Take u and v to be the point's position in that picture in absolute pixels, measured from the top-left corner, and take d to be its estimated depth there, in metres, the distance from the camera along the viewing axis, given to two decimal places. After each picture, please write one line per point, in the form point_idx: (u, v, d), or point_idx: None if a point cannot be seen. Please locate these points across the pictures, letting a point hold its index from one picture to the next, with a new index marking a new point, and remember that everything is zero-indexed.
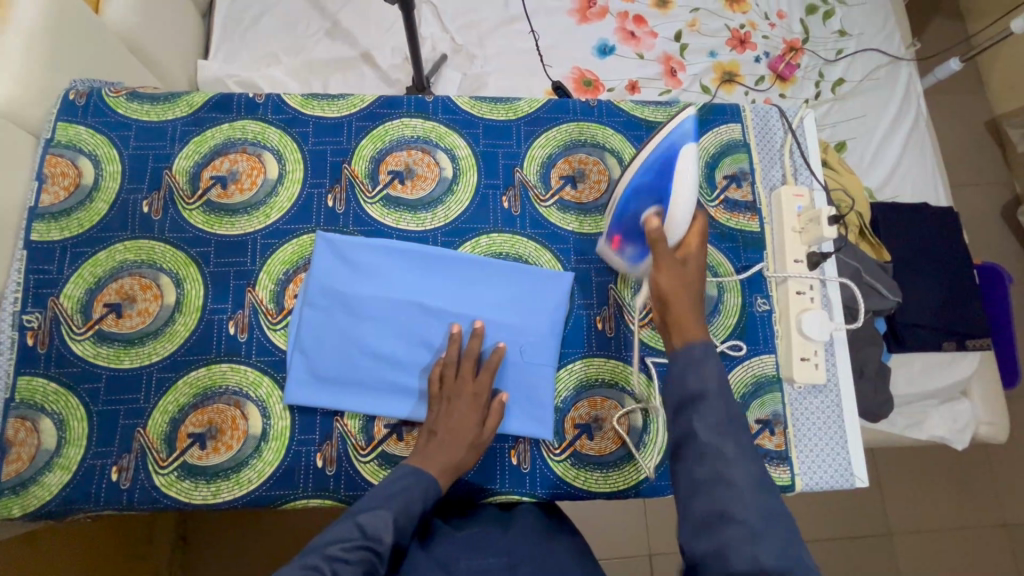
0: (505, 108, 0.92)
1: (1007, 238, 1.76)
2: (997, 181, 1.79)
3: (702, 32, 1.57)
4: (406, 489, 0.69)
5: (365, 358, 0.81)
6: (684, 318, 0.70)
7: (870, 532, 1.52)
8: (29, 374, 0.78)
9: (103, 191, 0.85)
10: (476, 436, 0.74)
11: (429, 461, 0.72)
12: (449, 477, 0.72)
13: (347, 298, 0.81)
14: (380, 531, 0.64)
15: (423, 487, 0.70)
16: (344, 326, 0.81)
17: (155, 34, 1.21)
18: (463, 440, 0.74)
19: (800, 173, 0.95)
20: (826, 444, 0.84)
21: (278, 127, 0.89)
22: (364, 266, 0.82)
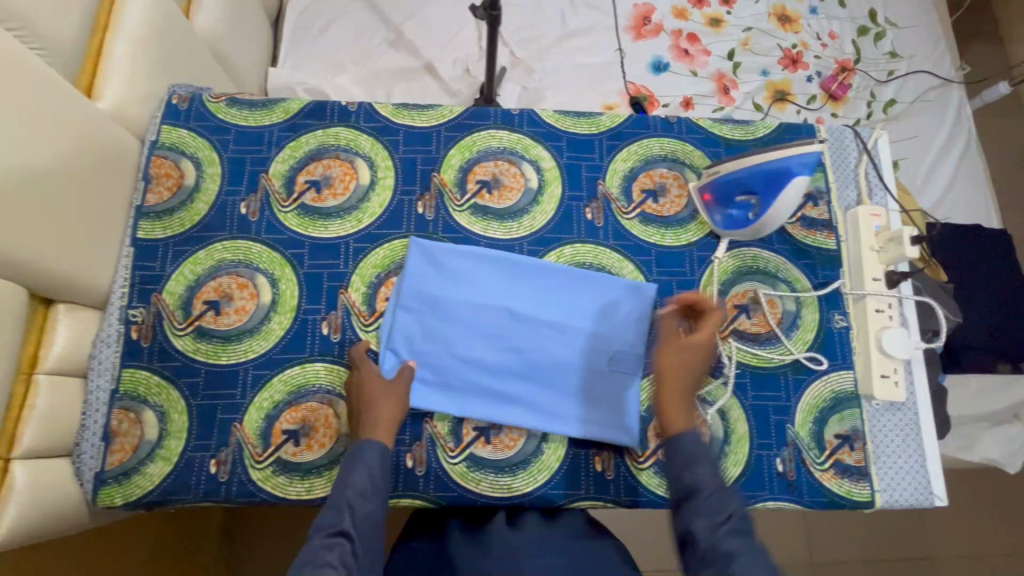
0: (588, 123, 0.95)
1: None
2: None
3: (755, 50, 1.60)
4: (351, 483, 0.68)
5: (452, 362, 0.83)
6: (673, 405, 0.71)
7: (907, 556, 1.50)
8: (133, 367, 0.81)
9: (203, 192, 0.88)
10: (385, 386, 0.77)
11: (364, 432, 0.73)
12: (389, 431, 0.74)
13: (438, 304, 0.84)
14: (338, 523, 0.65)
15: (365, 463, 0.70)
16: (433, 330, 0.83)
17: (234, 41, 1.25)
18: (375, 398, 0.76)
19: (875, 193, 0.96)
20: (906, 462, 0.85)
21: (370, 135, 0.92)
22: (457, 273, 0.85)
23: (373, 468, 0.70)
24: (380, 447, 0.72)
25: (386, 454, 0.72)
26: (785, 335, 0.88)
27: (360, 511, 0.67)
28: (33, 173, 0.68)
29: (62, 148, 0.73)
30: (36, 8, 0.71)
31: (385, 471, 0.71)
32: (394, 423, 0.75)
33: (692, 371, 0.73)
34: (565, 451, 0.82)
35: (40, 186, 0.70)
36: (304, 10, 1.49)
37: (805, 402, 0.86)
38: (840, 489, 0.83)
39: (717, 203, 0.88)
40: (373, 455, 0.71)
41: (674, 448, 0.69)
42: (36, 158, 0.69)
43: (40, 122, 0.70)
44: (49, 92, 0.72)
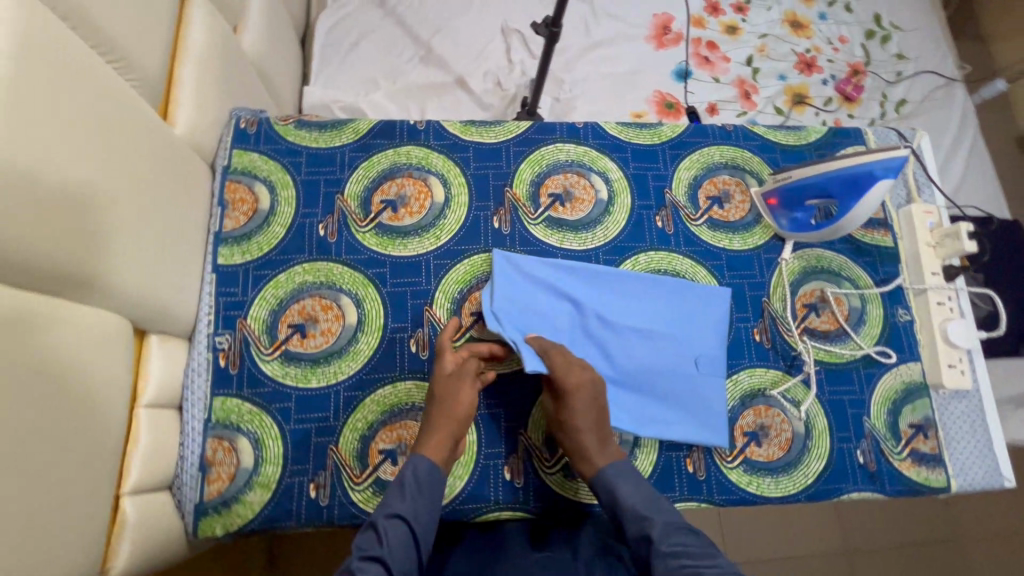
0: (650, 133, 0.98)
1: None
2: None
3: (771, 56, 1.65)
4: (390, 509, 0.67)
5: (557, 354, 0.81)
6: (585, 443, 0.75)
7: (931, 539, 1.50)
8: (224, 395, 0.80)
9: (279, 215, 0.88)
10: (456, 388, 0.76)
11: (420, 442, 0.74)
12: (444, 446, 0.73)
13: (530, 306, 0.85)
14: (375, 548, 0.64)
15: (414, 471, 0.71)
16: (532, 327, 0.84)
17: (275, 62, 1.24)
18: (446, 402, 0.75)
19: (923, 190, 1.00)
20: (975, 448, 0.89)
21: (440, 152, 0.93)
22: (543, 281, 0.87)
23: (422, 484, 0.70)
24: (426, 460, 0.72)
25: (433, 472, 0.71)
26: (854, 330, 0.92)
27: (399, 539, 0.65)
28: (130, 204, 0.68)
29: (150, 177, 0.72)
30: (130, 38, 0.70)
31: (430, 494, 0.70)
32: (458, 431, 0.74)
33: (594, 407, 0.76)
34: (657, 454, 0.84)
35: (117, 214, 0.65)
36: (332, 28, 1.49)
37: (878, 394, 0.89)
38: (918, 477, 0.86)
39: (786, 205, 0.91)
40: (420, 469, 0.71)
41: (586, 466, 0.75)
42: (133, 189, 0.68)
43: (134, 153, 0.69)
44: (141, 122, 0.71)
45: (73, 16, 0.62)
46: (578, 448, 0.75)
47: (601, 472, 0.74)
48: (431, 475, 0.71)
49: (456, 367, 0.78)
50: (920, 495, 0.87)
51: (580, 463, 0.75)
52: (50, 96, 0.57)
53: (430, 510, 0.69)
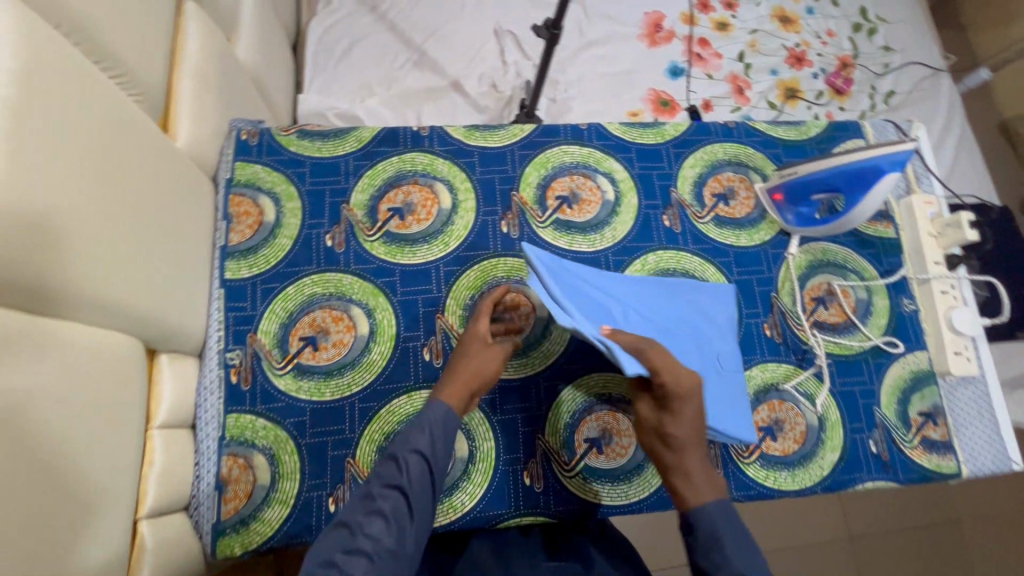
0: (654, 133, 0.98)
1: None
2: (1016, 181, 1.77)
3: (762, 51, 1.67)
4: (409, 441, 0.66)
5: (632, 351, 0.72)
6: (689, 467, 0.65)
7: (925, 523, 1.52)
8: (237, 412, 0.79)
9: (285, 227, 0.87)
10: (480, 349, 0.75)
11: (438, 390, 0.72)
12: (462, 393, 0.71)
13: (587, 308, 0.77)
14: (394, 478, 0.63)
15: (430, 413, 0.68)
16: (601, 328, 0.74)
17: (269, 70, 1.23)
18: (469, 357, 0.74)
19: (922, 181, 1.02)
20: (984, 433, 0.90)
21: (445, 158, 0.93)
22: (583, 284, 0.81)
23: (441, 425, 0.68)
24: (445, 405, 0.69)
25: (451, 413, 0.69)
26: (861, 322, 0.93)
27: (417, 470, 0.64)
28: (136, 222, 0.66)
29: (154, 193, 0.71)
30: (129, 52, 0.69)
31: (448, 428, 0.68)
32: (474, 384, 0.72)
33: (699, 422, 0.68)
34: None
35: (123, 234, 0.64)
36: (324, 34, 1.48)
37: (887, 384, 0.90)
38: (930, 464, 0.87)
39: (793, 200, 0.92)
40: (438, 413, 0.68)
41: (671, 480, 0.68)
42: (138, 207, 0.67)
43: (138, 170, 0.68)
44: (144, 138, 0.70)
45: (74, 32, 0.60)
46: (681, 467, 0.66)
47: (706, 501, 0.64)
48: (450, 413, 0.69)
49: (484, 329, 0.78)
50: (932, 482, 0.88)
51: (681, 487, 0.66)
52: (55, 116, 0.56)
53: (448, 443, 0.68)
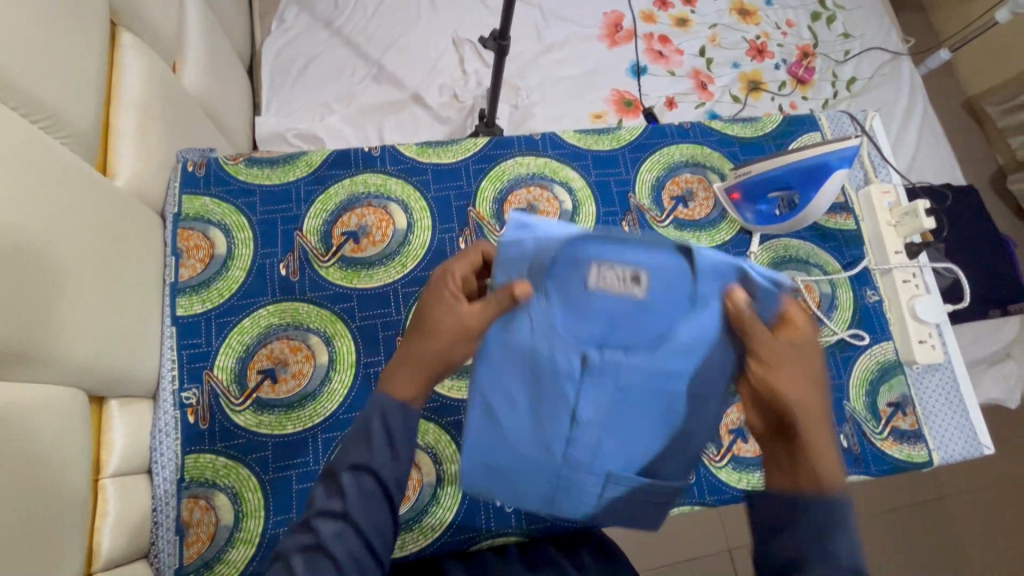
0: (609, 138, 0.97)
1: (1000, 208, 1.74)
2: (978, 157, 1.78)
3: (723, 45, 1.66)
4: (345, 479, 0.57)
5: (714, 325, 0.63)
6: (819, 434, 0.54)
7: (926, 499, 1.42)
8: (196, 452, 0.77)
9: (237, 258, 0.86)
10: (446, 320, 0.63)
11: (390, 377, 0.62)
12: (417, 379, 0.62)
13: (644, 274, 0.63)
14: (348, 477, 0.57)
15: (381, 413, 0.60)
16: (686, 284, 0.63)
17: (222, 96, 1.20)
18: (439, 328, 0.63)
19: (879, 171, 1.02)
20: (952, 420, 0.90)
21: (399, 177, 0.91)
22: (589, 267, 0.63)
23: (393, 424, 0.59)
24: (390, 398, 0.61)
25: (399, 428, 0.59)
26: (826, 316, 0.93)
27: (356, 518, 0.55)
28: (75, 268, 0.64)
29: (94, 236, 0.69)
30: (59, 96, 0.67)
31: (397, 463, 0.58)
32: (430, 372, 0.63)
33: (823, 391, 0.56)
34: None
35: (58, 283, 0.61)
36: (279, 53, 1.46)
37: (855, 377, 0.90)
38: (901, 454, 0.87)
39: (749, 198, 0.91)
40: (390, 412, 0.59)
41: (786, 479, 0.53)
42: (76, 253, 0.65)
43: (74, 214, 0.66)
44: (82, 181, 0.68)
45: None
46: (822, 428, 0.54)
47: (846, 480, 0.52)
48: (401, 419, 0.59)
49: (455, 289, 0.65)
50: (905, 471, 0.88)
51: (822, 466, 0.52)
52: None
53: (400, 479, 0.58)
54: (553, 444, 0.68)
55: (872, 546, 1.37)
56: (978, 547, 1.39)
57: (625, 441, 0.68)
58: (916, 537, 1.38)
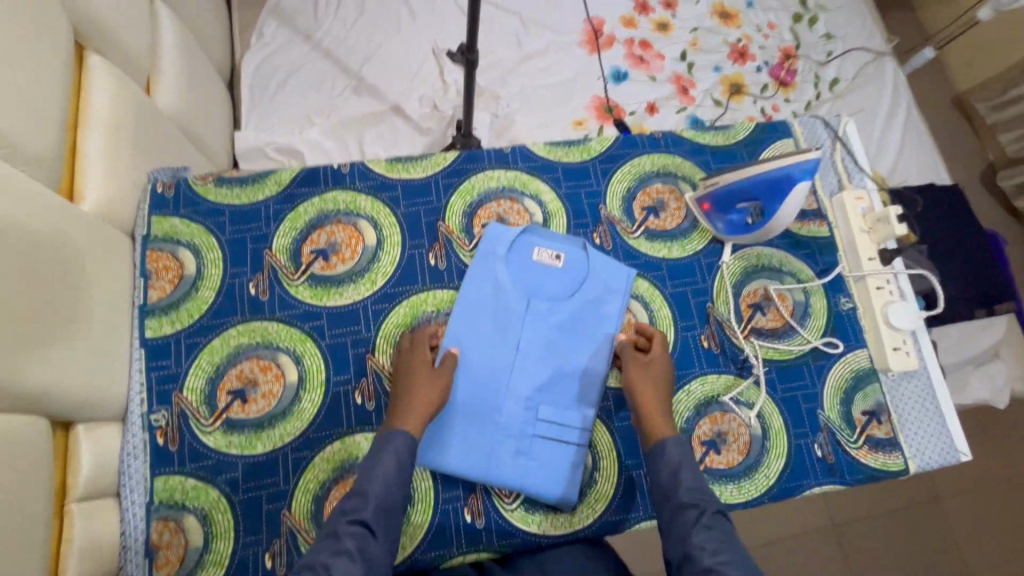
0: (580, 150, 0.97)
1: (992, 205, 1.68)
2: (968, 153, 1.71)
3: (704, 49, 1.64)
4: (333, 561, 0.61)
5: (606, 298, 0.88)
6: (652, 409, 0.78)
7: (918, 501, 1.37)
8: (165, 474, 0.78)
9: (206, 278, 0.86)
10: (430, 375, 0.78)
11: (395, 420, 0.74)
12: (419, 417, 0.74)
13: (564, 255, 0.89)
14: (359, 509, 0.66)
15: (394, 451, 0.71)
16: (587, 267, 0.88)
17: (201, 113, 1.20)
18: (416, 383, 0.77)
19: (853, 176, 1.02)
20: (929, 427, 0.90)
21: (368, 194, 0.92)
22: (533, 248, 0.89)
23: (385, 481, 0.69)
24: (404, 434, 0.72)
25: (386, 498, 0.68)
26: (800, 324, 0.92)
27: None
28: (41, 296, 0.64)
29: (60, 261, 0.69)
30: (20, 125, 0.67)
31: (376, 559, 0.64)
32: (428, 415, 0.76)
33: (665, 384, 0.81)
34: (618, 475, 0.83)
35: (23, 311, 0.61)
36: (259, 68, 1.46)
37: (829, 386, 0.90)
38: (876, 462, 0.87)
39: (717, 209, 0.91)
40: (400, 445, 0.71)
41: (660, 469, 0.74)
42: (41, 281, 0.65)
43: (41, 240, 0.66)
44: (49, 208, 0.68)
45: None
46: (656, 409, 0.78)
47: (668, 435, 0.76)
48: (391, 475, 0.69)
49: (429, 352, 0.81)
50: (880, 480, 0.87)
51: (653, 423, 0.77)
52: None
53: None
54: (497, 387, 0.83)
55: (862, 551, 1.32)
56: (971, 548, 1.35)
57: (553, 386, 0.84)
58: (906, 541, 1.34)
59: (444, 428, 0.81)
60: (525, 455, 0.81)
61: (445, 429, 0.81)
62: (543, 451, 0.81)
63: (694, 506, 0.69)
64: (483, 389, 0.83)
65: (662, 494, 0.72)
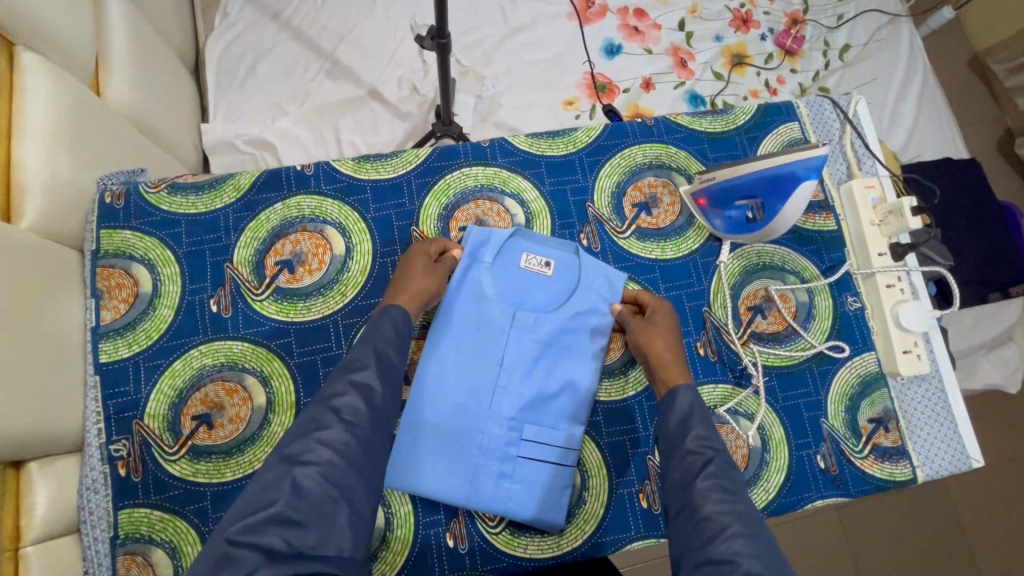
0: (564, 142, 0.89)
1: (1011, 176, 1.55)
2: (985, 119, 1.58)
3: (704, 17, 1.51)
4: (338, 403, 0.62)
5: (598, 309, 0.81)
6: (670, 368, 0.73)
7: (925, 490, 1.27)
8: (129, 507, 0.74)
9: (164, 295, 0.81)
10: (426, 267, 0.76)
11: (390, 298, 0.73)
12: (417, 302, 0.74)
13: (554, 262, 0.82)
14: (363, 364, 0.65)
15: (390, 320, 0.69)
16: (578, 275, 0.82)
17: (176, 116, 1.10)
18: (410, 267, 0.76)
19: (864, 162, 0.93)
20: (940, 433, 0.84)
21: (335, 198, 0.85)
22: (521, 254, 0.82)
23: (379, 340, 0.68)
24: (400, 310, 0.71)
25: (385, 356, 0.67)
26: (803, 327, 0.86)
27: (345, 442, 0.60)
28: None
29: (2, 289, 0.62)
30: None
31: (381, 406, 0.64)
32: (423, 301, 0.74)
33: (674, 334, 0.77)
34: (608, 494, 0.78)
35: None
36: (225, 52, 1.35)
37: (833, 392, 0.84)
38: (883, 473, 0.82)
39: (715, 203, 0.84)
40: (397, 317, 0.70)
41: (670, 412, 0.68)
42: None
43: None
44: None
45: None
46: (666, 359, 0.74)
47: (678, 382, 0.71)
48: (386, 338, 0.68)
49: (434, 251, 0.79)
50: (887, 491, 0.83)
51: (665, 370, 0.73)
52: None
53: (380, 422, 0.63)
54: (479, 409, 0.77)
55: (869, 545, 1.22)
56: (985, 550, 1.25)
57: (538, 404, 0.78)
58: (914, 534, 1.24)
59: (420, 452, 0.76)
60: (508, 478, 0.76)
61: (422, 456, 0.75)
62: (526, 473, 0.76)
63: (702, 453, 0.63)
64: (463, 411, 0.77)
65: (667, 446, 0.66)
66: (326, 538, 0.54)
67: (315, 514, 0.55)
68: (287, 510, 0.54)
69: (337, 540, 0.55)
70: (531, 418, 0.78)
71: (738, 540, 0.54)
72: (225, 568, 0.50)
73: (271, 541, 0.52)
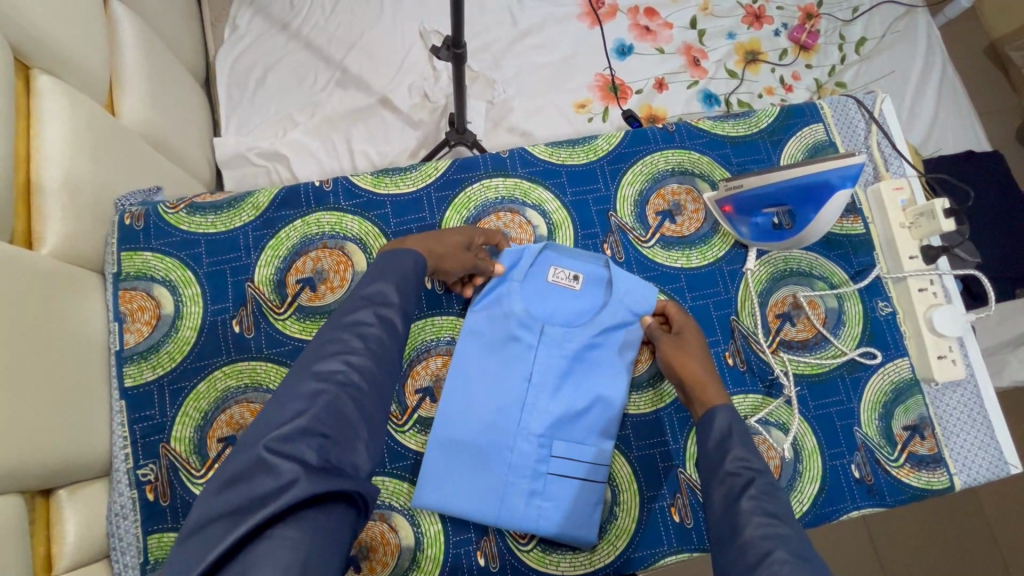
0: (585, 150, 0.88)
1: None
2: (1006, 108, 1.53)
3: (716, 13, 1.48)
4: (364, 330, 0.58)
5: (629, 322, 0.80)
6: (706, 390, 0.71)
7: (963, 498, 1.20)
8: (158, 532, 0.74)
9: (186, 316, 0.80)
10: (461, 245, 0.74)
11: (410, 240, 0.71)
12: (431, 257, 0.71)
13: (582, 276, 0.81)
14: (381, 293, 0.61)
15: (410, 258, 0.66)
16: (607, 290, 0.81)
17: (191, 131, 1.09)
18: (446, 237, 0.74)
19: (891, 163, 0.91)
20: (977, 439, 0.82)
21: (355, 214, 0.84)
22: (549, 268, 0.81)
23: (399, 278, 0.64)
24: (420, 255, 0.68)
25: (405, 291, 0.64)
26: (833, 334, 0.84)
27: (367, 366, 0.56)
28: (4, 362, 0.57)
29: (20, 317, 0.60)
30: None
31: None
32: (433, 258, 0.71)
33: (705, 352, 0.75)
34: (638, 508, 0.77)
35: None
36: (236, 65, 1.34)
37: (866, 400, 0.83)
38: (920, 482, 0.80)
39: (741, 209, 0.82)
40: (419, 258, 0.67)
41: (708, 437, 0.67)
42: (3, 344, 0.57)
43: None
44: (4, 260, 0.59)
45: None
46: (701, 378, 0.71)
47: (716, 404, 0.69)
48: (405, 278, 0.64)
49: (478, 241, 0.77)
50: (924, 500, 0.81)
51: (702, 391, 0.71)
52: None
53: None
54: (507, 426, 0.76)
55: (898, 549, 1.16)
56: None
57: (567, 421, 0.77)
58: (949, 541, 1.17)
59: (447, 470, 0.75)
60: (538, 496, 0.74)
61: (450, 474, 0.75)
62: (555, 491, 0.75)
63: (741, 475, 0.61)
64: (491, 428, 0.76)
65: (707, 468, 0.65)
66: (349, 459, 0.51)
67: (341, 428, 0.52)
68: (315, 424, 0.50)
69: (357, 459, 0.52)
70: (560, 435, 0.77)
71: (788, 567, 0.50)
72: (260, 474, 0.46)
73: (305, 454, 0.48)
